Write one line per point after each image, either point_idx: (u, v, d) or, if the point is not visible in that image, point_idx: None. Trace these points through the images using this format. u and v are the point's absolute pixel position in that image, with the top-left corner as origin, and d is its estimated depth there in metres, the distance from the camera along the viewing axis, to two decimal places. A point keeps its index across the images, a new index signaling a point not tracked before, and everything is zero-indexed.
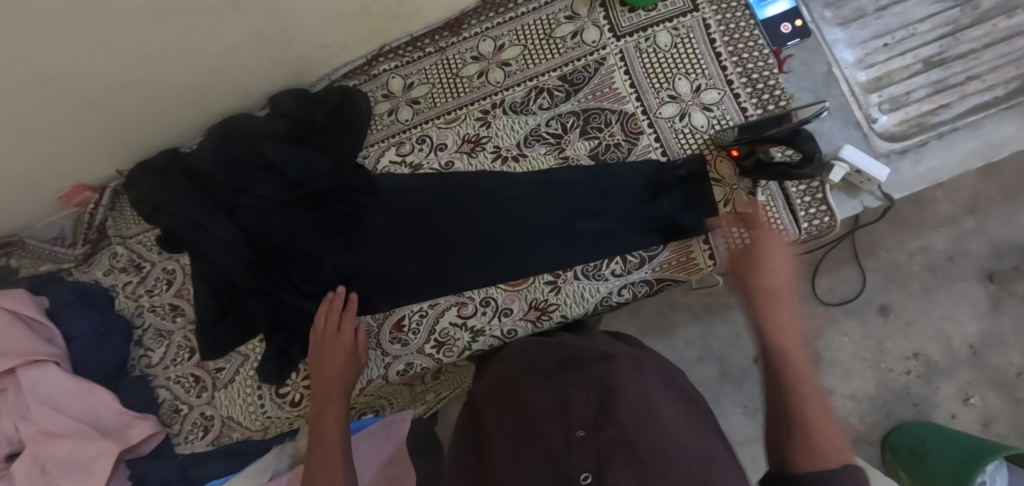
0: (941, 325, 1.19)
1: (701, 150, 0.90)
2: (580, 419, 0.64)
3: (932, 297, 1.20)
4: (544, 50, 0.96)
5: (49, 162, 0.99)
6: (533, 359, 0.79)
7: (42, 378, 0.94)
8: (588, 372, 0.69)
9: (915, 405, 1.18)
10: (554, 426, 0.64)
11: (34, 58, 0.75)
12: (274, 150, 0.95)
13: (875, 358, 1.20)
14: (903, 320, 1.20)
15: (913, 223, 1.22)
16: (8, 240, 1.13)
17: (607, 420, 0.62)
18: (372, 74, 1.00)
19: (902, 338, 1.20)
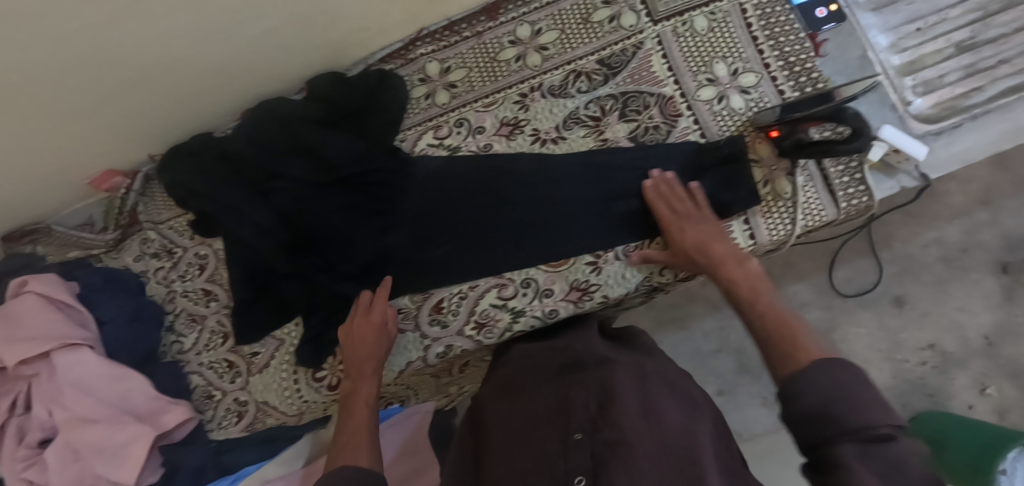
0: (954, 316, 1.21)
1: (740, 131, 0.91)
2: (579, 422, 0.62)
3: (948, 288, 1.22)
4: (581, 34, 0.96)
5: (83, 145, 0.98)
6: (538, 363, 0.78)
7: (76, 362, 0.93)
8: (591, 376, 0.68)
9: (931, 396, 1.20)
10: (551, 430, 0.62)
11: (81, 31, 0.75)
12: (312, 134, 0.95)
13: (890, 349, 1.22)
14: (918, 311, 1.22)
15: (927, 215, 1.23)
16: (33, 227, 1.12)
17: (607, 424, 0.60)
18: (409, 58, 1.00)
19: (916, 329, 1.22)
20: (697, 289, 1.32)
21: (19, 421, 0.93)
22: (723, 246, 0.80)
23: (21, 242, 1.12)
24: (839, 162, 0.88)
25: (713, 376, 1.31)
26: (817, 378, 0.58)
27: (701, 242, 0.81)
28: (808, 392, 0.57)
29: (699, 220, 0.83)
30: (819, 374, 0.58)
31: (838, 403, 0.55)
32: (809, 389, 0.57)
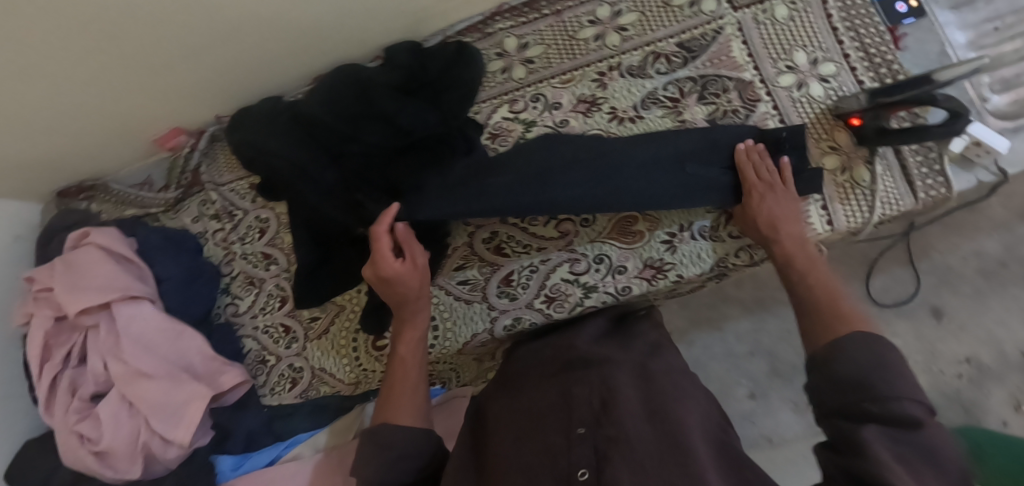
0: (992, 330, 1.17)
1: (817, 119, 0.91)
2: (582, 416, 0.68)
3: (985, 300, 1.18)
4: (661, 18, 0.97)
5: (155, 100, 0.98)
6: (542, 359, 0.83)
7: (136, 316, 0.91)
8: (591, 374, 0.73)
9: (966, 410, 1.16)
10: (554, 424, 0.68)
11: None
12: (387, 99, 0.91)
13: (925, 360, 1.19)
14: (955, 324, 1.18)
15: (967, 227, 1.20)
16: (91, 184, 1.12)
17: (608, 422, 0.65)
18: (487, 32, 1.00)
19: (953, 340, 1.18)
20: (733, 290, 1.28)
21: (72, 374, 0.91)
22: (793, 227, 0.80)
23: (77, 199, 1.13)
24: (917, 150, 0.89)
25: (745, 380, 1.26)
26: (858, 353, 0.60)
27: (777, 219, 0.80)
28: (846, 364, 0.60)
29: (782, 198, 0.81)
30: (858, 345, 0.61)
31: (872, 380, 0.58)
32: (851, 364, 0.60)
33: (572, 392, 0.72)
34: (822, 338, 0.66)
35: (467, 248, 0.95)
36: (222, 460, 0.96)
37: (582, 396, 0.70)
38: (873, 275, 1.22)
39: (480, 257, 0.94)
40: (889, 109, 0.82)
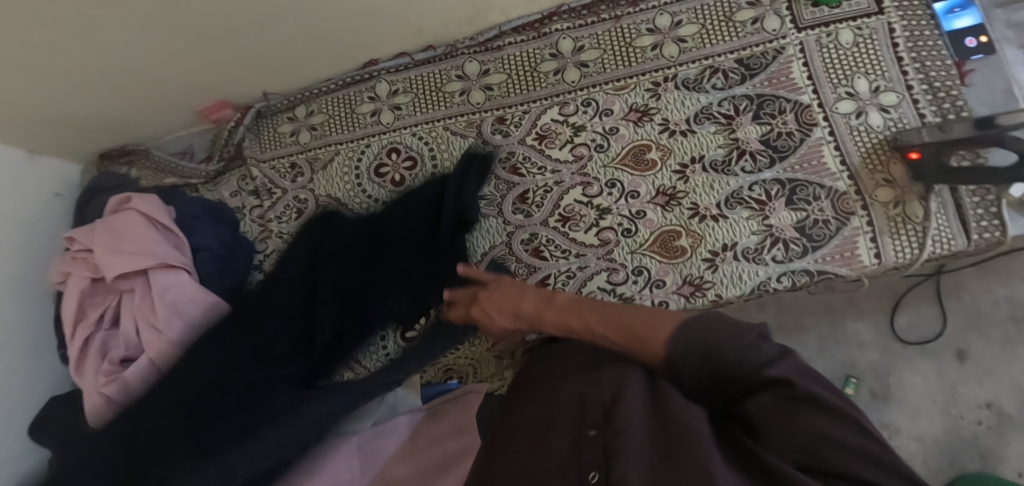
0: (1015, 377, 1.12)
1: (874, 150, 0.90)
2: (591, 420, 0.61)
3: (1012, 346, 1.13)
4: (721, 32, 0.96)
5: (206, 70, 0.97)
6: (556, 363, 0.75)
7: (172, 285, 0.91)
8: (606, 374, 0.65)
9: (982, 457, 1.11)
10: (565, 429, 0.62)
11: None
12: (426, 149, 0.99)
13: (944, 401, 1.14)
14: (979, 368, 1.14)
15: (1002, 272, 1.16)
16: (133, 149, 1.13)
17: (613, 424, 0.58)
18: (543, 32, 0.99)
19: (975, 385, 1.13)
20: (755, 312, 1.25)
21: (104, 337, 0.91)
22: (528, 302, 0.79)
23: (117, 162, 1.13)
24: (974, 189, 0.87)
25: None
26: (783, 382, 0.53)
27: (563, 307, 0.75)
28: (710, 351, 0.57)
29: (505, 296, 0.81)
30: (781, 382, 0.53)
31: (749, 362, 0.55)
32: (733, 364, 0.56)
33: (586, 395, 0.64)
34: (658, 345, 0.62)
35: (505, 248, 0.94)
36: None
37: (583, 400, 0.64)
38: (897, 311, 1.19)
39: (518, 258, 0.93)
40: (954, 148, 0.81)
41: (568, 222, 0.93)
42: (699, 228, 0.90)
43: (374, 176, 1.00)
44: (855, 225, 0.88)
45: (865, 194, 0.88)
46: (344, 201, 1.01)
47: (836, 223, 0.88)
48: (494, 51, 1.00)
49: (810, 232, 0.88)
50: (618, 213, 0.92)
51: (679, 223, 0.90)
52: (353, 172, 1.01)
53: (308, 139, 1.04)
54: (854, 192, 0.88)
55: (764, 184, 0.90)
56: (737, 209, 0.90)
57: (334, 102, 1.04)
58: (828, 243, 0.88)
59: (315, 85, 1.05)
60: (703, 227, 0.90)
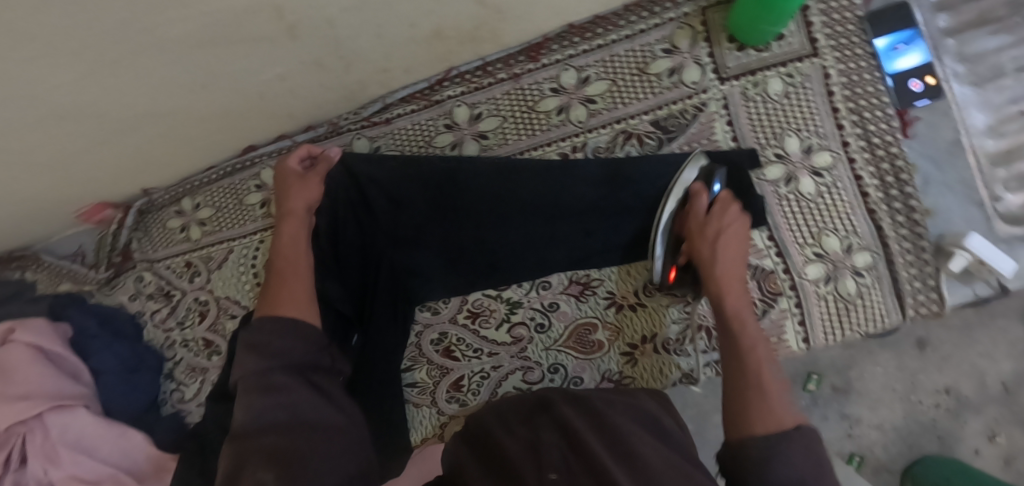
0: (975, 361, 0.94)
1: (805, 221, 0.81)
2: (552, 463, 0.60)
3: (973, 330, 0.94)
4: (634, 88, 0.84)
5: (64, 187, 0.85)
6: (513, 404, 0.75)
7: (71, 423, 0.85)
8: (547, 421, 0.67)
9: (940, 439, 0.95)
10: (524, 467, 0.60)
11: (52, 79, 0.62)
12: (370, 184, 0.83)
13: (903, 389, 0.95)
14: (939, 354, 0.94)
15: None
16: (21, 253, 0.98)
17: (580, 465, 0.59)
18: (434, 100, 0.87)
19: (934, 371, 0.95)
20: None
21: (15, 477, 0.85)
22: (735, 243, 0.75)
23: (8, 267, 0.98)
24: (910, 254, 0.79)
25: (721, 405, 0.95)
26: (803, 454, 0.57)
27: (722, 251, 0.74)
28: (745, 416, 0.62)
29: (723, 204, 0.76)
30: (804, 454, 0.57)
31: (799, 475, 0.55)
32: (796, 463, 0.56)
33: (541, 442, 0.63)
34: (765, 427, 0.60)
35: (415, 348, 0.88)
36: None
37: (553, 451, 0.62)
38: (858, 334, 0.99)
39: (429, 360, 0.88)
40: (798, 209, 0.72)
41: (477, 318, 0.87)
42: (615, 320, 0.85)
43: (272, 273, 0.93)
44: (783, 307, 0.81)
45: (793, 273, 0.81)
46: (246, 302, 0.93)
47: (763, 305, 0.81)
48: (383, 126, 0.89)
49: None
50: (530, 306, 0.86)
51: (595, 315, 0.85)
52: (250, 271, 0.93)
53: (199, 235, 0.95)
54: (782, 271, 0.81)
55: None
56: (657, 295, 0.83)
57: (219, 194, 0.94)
58: None
59: (195, 176, 0.93)
60: (620, 318, 0.85)
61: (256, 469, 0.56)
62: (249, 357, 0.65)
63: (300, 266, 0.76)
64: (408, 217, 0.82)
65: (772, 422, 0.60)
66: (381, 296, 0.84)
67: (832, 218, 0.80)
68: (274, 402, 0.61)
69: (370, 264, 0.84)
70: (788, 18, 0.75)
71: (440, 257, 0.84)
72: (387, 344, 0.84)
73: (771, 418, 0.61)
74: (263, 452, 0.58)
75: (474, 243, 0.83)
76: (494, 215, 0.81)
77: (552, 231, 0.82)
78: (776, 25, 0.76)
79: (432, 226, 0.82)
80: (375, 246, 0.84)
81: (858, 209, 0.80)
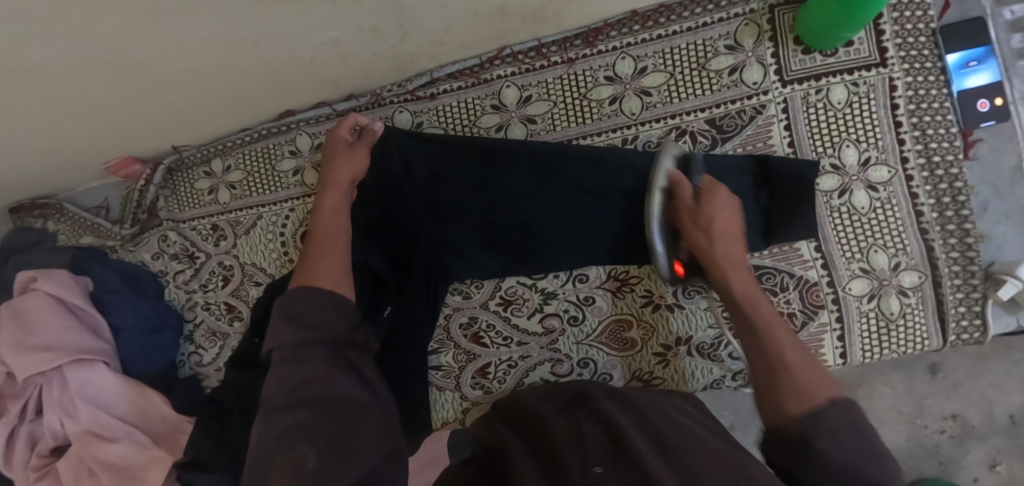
0: (985, 390, 0.92)
1: (855, 234, 0.79)
2: (597, 456, 0.56)
3: (986, 359, 0.92)
4: (692, 84, 0.81)
5: (96, 135, 0.82)
6: (546, 397, 0.74)
7: (89, 379, 0.84)
8: (584, 413, 0.66)
9: (940, 464, 0.94)
10: (567, 456, 0.57)
11: (101, 23, 0.59)
12: (417, 156, 0.83)
13: (909, 411, 0.95)
14: (949, 381, 0.93)
15: None
16: (44, 202, 0.96)
17: (623, 456, 0.55)
18: (483, 78, 0.84)
19: (942, 396, 0.94)
20: None
21: (30, 428, 0.85)
22: (728, 222, 0.71)
23: (30, 215, 0.96)
24: (959, 278, 0.78)
25: (728, 410, 0.94)
26: (851, 427, 0.53)
27: (713, 234, 0.70)
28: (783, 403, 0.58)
29: (710, 191, 0.72)
30: (848, 425, 0.54)
31: (836, 444, 0.52)
32: (844, 435, 0.53)
33: (584, 434, 0.60)
34: (798, 407, 0.57)
35: (443, 331, 0.87)
36: None
37: (597, 443, 0.59)
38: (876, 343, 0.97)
39: (456, 344, 0.87)
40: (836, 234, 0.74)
41: (509, 306, 0.86)
42: (651, 319, 0.83)
43: (300, 243, 0.90)
44: (823, 320, 0.80)
45: (838, 286, 0.79)
46: (273, 271, 0.91)
47: (803, 317, 0.80)
48: (427, 101, 0.86)
49: None
50: (565, 298, 0.85)
51: (630, 312, 0.84)
52: (278, 239, 0.91)
53: (228, 198, 0.93)
54: (826, 284, 0.80)
55: None
56: (696, 298, 0.82)
57: (251, 157, 0.91)
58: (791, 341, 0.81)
59: (227, 136, 0.91)
60: (656, 317, 0.83)
61: (294, 445, 0.56)
62: (284, 327, 0.64)
63: (338, 241, 0.76)
64: (451, 194, 0.83)
65: (806, 401, 0.57)
66: (415, 270, 0.83)
67: (883, 234, 0.79)
68: (316, 375, 0.61)
69: (409, 237, 0.84)
70: (862, 23, 0.72)
71: (478, 235, 0.84)
72: (418, 318, 0.84)
73: (805, 393, 0.57)
74: (292, 427, 0.58)
75: (513, 224, 0.82)
76: (536, 198, 0.81)
77: (595, 223, 0.81)
78: (848, 30, 0.73)
79: (474, 200, 0.82)
80: (413, 220, 0.84)
81: (910, 228, 0.78)
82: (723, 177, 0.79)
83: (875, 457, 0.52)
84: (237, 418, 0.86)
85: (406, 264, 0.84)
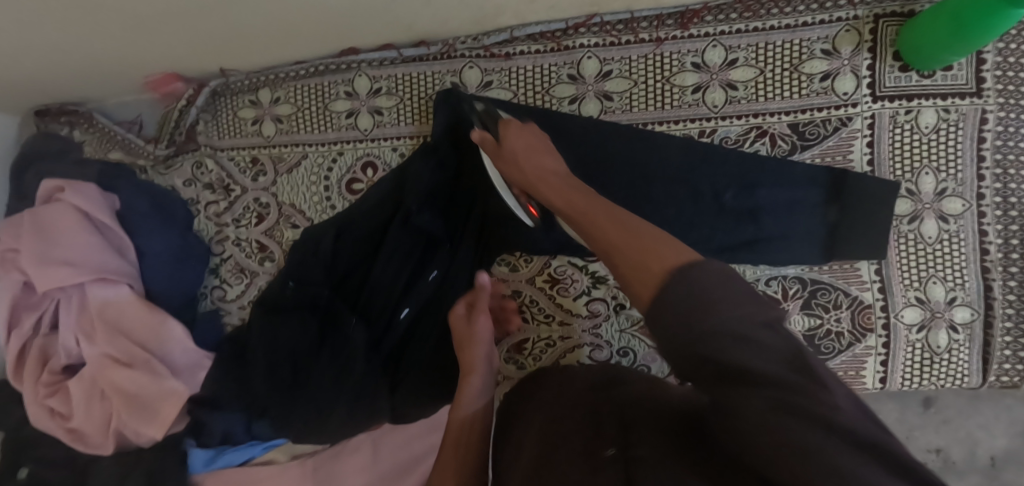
0: (973, 429, 0.92)
1: (918, 263, 0.78)
2: (611, 439, 0.49)
3: (980, 400, 0.92)
4: (781, 85, 0.78)
5: (147, 45, 0.76)
6: (564, 378, 0.67)
7: (111, 299, 0.81)
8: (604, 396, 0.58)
9: None
10: (577, 445, 0.52)
11: None
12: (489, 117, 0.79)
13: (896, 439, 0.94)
14: (940, 416, 0.92)
15: None
16: (71, 109, 0.92)
17: (637, 431, 0.48)
18: (564, 45, 0.80)
19: (930, 430, 0.93)
20: None
21: (43, 343, 0.82)
22: (549, 161, 0.68)
23: (57, 122, 0.92)
24: (1010, 321, 0.78)
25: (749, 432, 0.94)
26: (684, 282, 0.39)
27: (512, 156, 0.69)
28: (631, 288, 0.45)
29: (510, 126, 0.71)
30: (678, 287, 0.39)
31: (723, 318, 0.37)
32: (678, 297, 0.39)
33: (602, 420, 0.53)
34: (642, 286, 0.43)
35: None
36: (195, 454, 0.86)
37: (610, 427, 0.51)
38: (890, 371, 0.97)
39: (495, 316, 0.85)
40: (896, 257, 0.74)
41: (556, 285, 0.83)
42: None
43: (345, 190, 0.86)
44: (869, 344, 0.80)
45: (891, 312, 0.79)
46: (312, 215, 0.87)
47: (850, 337, 0.80)
48: (501, 61, 0.81)
49: (818, 343, 0.80)
50: (614, 285, 0.82)
51: None
52: (322, 182, 0.87)
53: (272, 132, 0.88)
54: (879, 308, 0.79)
55: (783, 280, 0.80)
56: None
57: (304, 92, 0.86)
58: (835, 359, 0.81)
59: (280, 67, 0.86)
60: None
61: None
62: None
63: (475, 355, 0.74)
64: None
65: (648, 279, 0.43)
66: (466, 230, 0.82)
67: (945, 267, 0.78)
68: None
69: (465, 199, 0.82)
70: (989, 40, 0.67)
71: None
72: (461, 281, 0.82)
73: (646, 271, 0.44)
74: None
75: None
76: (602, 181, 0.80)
77: (661, 214, 0.79)
78: (974, 48, 0.67)
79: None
80: (473, 187, 0.82)
81: (973, 264, 0.78)
82: (796, 187, 0.77)
83: (717, 301, 0.37)
84: (258, 363, 0.82)
85: (455, 229, 0.82)
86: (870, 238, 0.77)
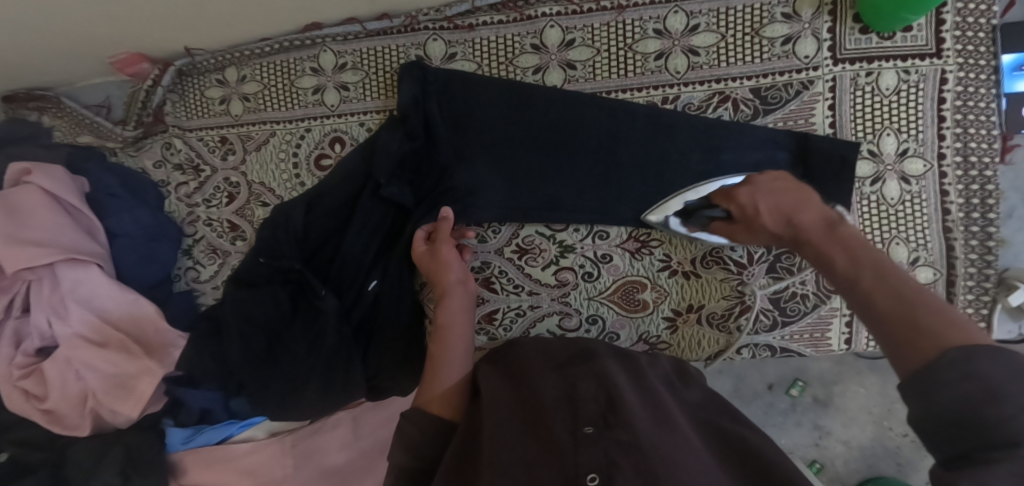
0: None
1: (880, 224, 0.79)
2: (588, 417, 0.53)
3: None
4: (742, 49, 0.78)
5: (106, 25, 0.76)
6: (545, 353, 0.70)
7: (82, 279, 0.81)
8: (583, 372, 0.61)
9: (898, 465, 0.96)
10: (557, 420, 0.54)
11: None
12: (457, 86, 0.81)
13: (878, 413, 0.96)
14: None
15: None
16: (40, 94, 0.92)
17: (615, 418, 0.52)
18: (527, 15, 0.80)
19: None
20: None
21: (16, 325, 0.83)
22: (812, 214, 0.65)
23: (25, 108, 0.93)
24: (973, 279, 0.79)
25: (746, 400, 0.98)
26: (956, 367, 0.42)
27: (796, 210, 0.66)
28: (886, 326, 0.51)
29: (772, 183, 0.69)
30: (960, 364, 0.42)
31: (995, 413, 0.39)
32: (955, 374, 0.42)
33: (577, 392, 0.57)
34: (923, 347, 0.46)
35: None
36: (173, 433, 0.88)
37: (590, 402, 0.55)
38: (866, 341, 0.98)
39: None
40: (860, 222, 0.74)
41: (524, 255, 0.84)
42: (666, 283, 0.83)
43: (314, 167, 0.87)
44: (835, 305, 0.81)
45: None
46: (282, 193, 0.88)
47: (815, 299, 0.81)
48: (465, 32, 0.81)
49: (784, 305, 0.81)
50: (581, 253, 0.83)
51: (645, 274, 0.83)
52: (291, 159, 0.87)
53: (240, 110, 0.88)
54: None
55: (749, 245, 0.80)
56: (713, 268, 0.82)
57: (270, 69, 0.86)
58: (801, 321, 0.82)
59: (246, 44, 0.85)
60: (671, 282, 0.83)
61: None
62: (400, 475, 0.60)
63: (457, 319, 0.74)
64: (482, 131, 0.80)
65: (931, 346, 0.45)
66: (432, 197, 0.82)
67: (908, 227, 0.79)
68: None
69: (432, 171, 0.82)
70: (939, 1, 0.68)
71: (501, 176, 0.81)
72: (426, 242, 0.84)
73: (935, 336, 0.46)
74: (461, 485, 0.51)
75: (539, 173, 0.80)
76: (570, 146, 0.79)
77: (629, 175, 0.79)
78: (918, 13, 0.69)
79: (511, 133, 0.80)
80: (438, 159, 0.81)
81: (935, 224, 0.78)
82: (760, 148, 0.77)
83: (997, 388, 0.40)
84: (231, 342, 0.83)
85: (421, 198, 0.83)
86: (837, 201, 0.77)
